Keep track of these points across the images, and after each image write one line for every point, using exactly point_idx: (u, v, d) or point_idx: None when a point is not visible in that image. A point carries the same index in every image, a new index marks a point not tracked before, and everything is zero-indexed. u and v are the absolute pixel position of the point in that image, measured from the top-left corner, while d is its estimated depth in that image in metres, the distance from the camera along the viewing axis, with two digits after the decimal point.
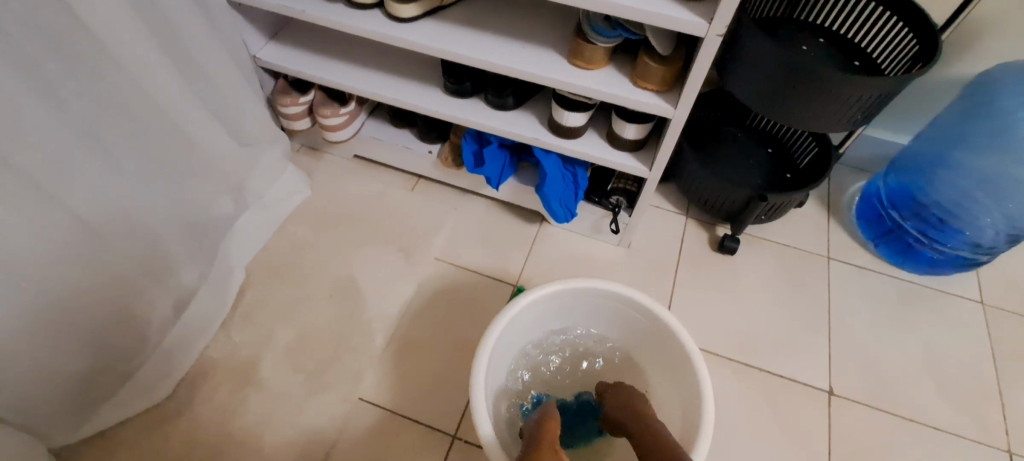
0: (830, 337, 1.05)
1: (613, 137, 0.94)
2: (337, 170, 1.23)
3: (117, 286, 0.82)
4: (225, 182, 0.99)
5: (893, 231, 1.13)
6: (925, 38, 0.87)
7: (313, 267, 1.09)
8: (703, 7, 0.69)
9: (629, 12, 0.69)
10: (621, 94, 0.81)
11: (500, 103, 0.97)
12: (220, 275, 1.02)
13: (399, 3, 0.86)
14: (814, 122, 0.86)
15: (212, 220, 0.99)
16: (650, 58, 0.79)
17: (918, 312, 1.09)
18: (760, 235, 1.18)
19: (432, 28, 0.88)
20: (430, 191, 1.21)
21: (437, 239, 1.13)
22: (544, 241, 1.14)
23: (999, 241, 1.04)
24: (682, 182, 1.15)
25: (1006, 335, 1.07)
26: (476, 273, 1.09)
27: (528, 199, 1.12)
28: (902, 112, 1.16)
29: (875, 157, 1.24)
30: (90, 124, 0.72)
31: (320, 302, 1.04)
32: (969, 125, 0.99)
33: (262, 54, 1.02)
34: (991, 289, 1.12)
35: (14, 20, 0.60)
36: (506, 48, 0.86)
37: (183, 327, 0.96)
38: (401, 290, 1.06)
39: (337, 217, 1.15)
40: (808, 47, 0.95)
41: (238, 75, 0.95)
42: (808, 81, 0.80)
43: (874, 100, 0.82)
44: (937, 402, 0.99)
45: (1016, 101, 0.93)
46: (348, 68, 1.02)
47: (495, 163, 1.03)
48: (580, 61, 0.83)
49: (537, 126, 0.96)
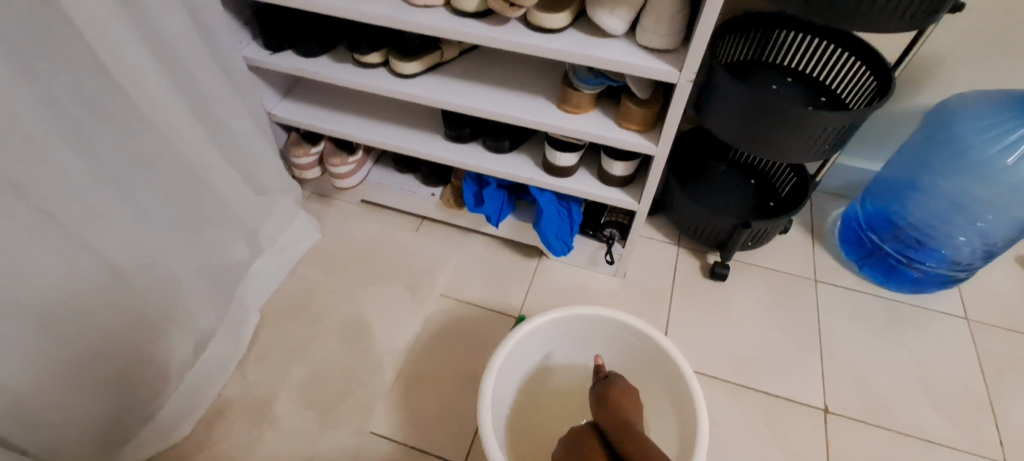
0: (823, 356, 1.09)
1: (603, 174, 1.01)
2: (346, 214, 1.29)
3: (144, 328, 0.88)
4: (240, 230, 1.05)
5: (875, 253, 1.19)
6: (881, 74, 0.95)
7: (325, 307, 1.14)
8: (674, 57, 0.78)
9: (607, 63, 0.78)
10: (607, 135, 0.89)
11: (496, 147, 1.04)
12: (236, 317, 1.06)
13: (402, 61, 0.95)
14: (786, 154, 0.94)
15: (229, 265, 1.04)
16: (631, 101, 0.87)
17: (905, 330, 1.13)
18: (749, 261, 1.24)
19: (433, 82, 0.98)
20: (434, 231, 1.27)
21: (441, 276, 1.19)
22: (543, 275, 1.20)
23: (976, 257, 1.09)
24: (671, 213, 1.22)
25: (992, 348, 1.11)
26: (480, 307, 1.14)
27: (526, 234, 1.18)
28: (872, 141, 1.24)
29: (853, 184, 1.32)
30: (124, 179, 0.80)
31: (331, 340, 1.09)
32: (930, 152, 1.06)
33: (276, 111, 1.12)
34: (974, 304, 1.17)
35: (66, 90, 0.69)
36: (501, 97, 0.95)
37: (202, 368, 1.00)
38: (409, 325, 1.11)
39: (346, 258, 1.21)
40: (776, 86, 1.05)
41: (255, 130, 1.03)
42: (775, 115, 0.88)
43: (839, 131, 0.90)
44: (930, 415, 1.02)
45: (970, 127, 1.00)
46: (356, 120, 1.11)
47: (494, 202, 1.11)
48: (568, 107, 0.91)
49: (532, 166, 1.04)
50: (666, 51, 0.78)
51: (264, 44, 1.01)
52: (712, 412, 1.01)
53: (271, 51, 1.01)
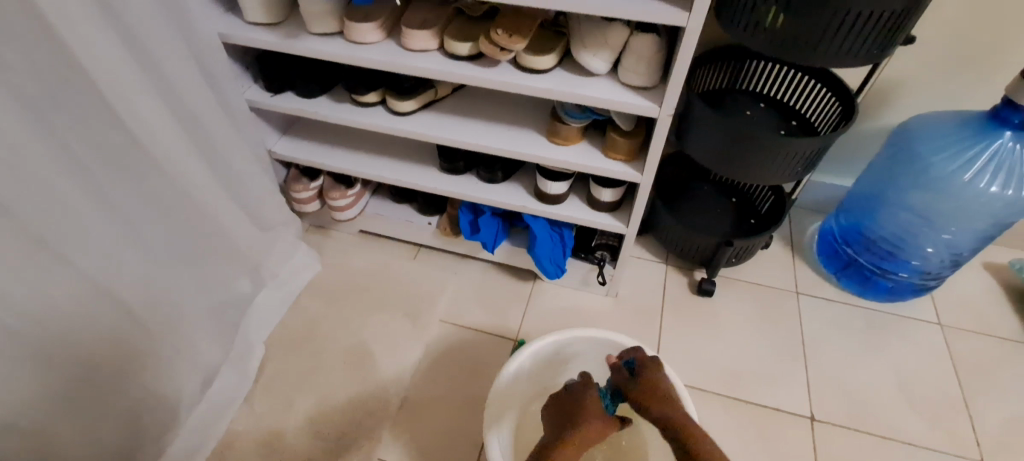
0: (808, 365, 1.14)
1: (592, 200, 1.06)
2: (345, 245, 1.33)
3: (154, 364, 0.90)
4: (244, 264, 1.09)
5: (852, 265, 1.25)
6: (845, 101, 1.03)
7: (327, 337, 1.16)
8: (654, 94, 0.84)
9: (593, 100, 0.83)
10: (595, 165, 0.95)
11: (490, 177, 1.10)
12: (242, 350, 1.09)
13: (399, 100, 1.00)
14: (762, 177, 1.01)
15: (233, 300, 1.07)
16: (616, 133, 0.93)
17: (884, 337, 1.19)
18: (734, 276, 1.29)
19: (428, 118, 1.03)
20: (431, 259, 1.31)
21: (440, 302, 1.23)
22: (539, 297, 1.24)
23: (945, 266, 1.16)
24: (659, 233, 1.27)
25: (965, 352, 1.17)
26: (479, 331, 1.18)
27: (520, 259, 1.23)
28: (843, 159, 1.31)
29: (828, 199, 1.39)
30: (134, 223, 0.84)
31: (335, 369, 1.12)
32: (896, 169, 1.13)
33: (277, 148, 1.16)
34: (947, 311, 1.23)
35: (83, 142, 0.73)
36: (494, 131, 1.00)
37: (209, 401, 1.02)
38: (411, 351, 1.14)
39: (346, 288, 1.25)
40: (750, 112, 1.12)
41: (257, 168, 1.07)
42: (749, 143, 0.95)
43: (810, 154, 0.97)
44: (911, 419, 1.07)
45: (930, 146, 1.07)
46: (355, 155, 1.16)
47: (489, 230, 1.15)
48: (557, 139, 0.97)
49: (524, 194, 1.10)
50: (647, 88, 0.84)
51: (265, 87, 1.06)
52: (706, 425, 1.05)
53: (272, 93, 1.06)
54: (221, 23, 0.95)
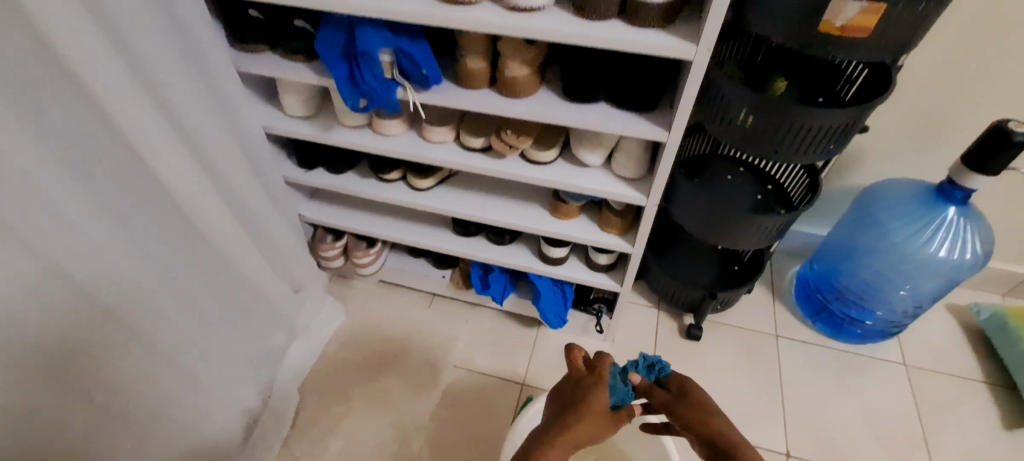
0: (785, 405, 1.28)
1: (590, 262, 1.20)
2: (366, 294, 1.46)
3: (209, 420, 1.03)
4: (280, 322, 1.22)
5: (826, 310, 1.38)
6: (811, 173, 1.15)
7: (355, 384, 1.30)
8: (642, 184, 0.97)
9: (589, 191, 0.97)
10: (592, 237, 1.08)
11: (499, 241, 1.23)
12: (279, 398, 1.22)
13: (419, 178, 1.14)
14: (740, 243, 1.14)
15: (271, 354, 1.20)
16: (610, 211, 1.06)
17: (855, 378, 1.32)
18: (719, 320, 1.42)
19: (445, 192, 1.16)
20: (444, 307, 1.44)
21: (454, 349, 1.36)
22: (543, 343, 1.37)
23: (907, 315, 1.30)
24: (651, 281, 1.40)
25: (926, 391, 1.30)
26: (489, 376, 1.31)
27: (526, 309, 1.36)
28: (820, 212, 1.43)
29: (806, 246, 1.51)
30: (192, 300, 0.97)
31: (362, 414, 1.25)
32: (863, 230, 1.26)
33: (307, 213, 1.29)
34: (912, 352, 1.36)
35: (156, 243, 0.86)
36: (503, 205, 1.14)
37: (253, 446, 1.16)
38: (429, 396, 1.28)
39: (369, 336, 1.38)
40: (730, 176, 1.25)
41: (289, 236, 1.20)
42: (727, 217, 1.09)
43: (780, 226, 1.10)
44: (875, 455, 1.21)
45: (891, 213, 1.20)
46: (377, 218, 1.29)
47: (498, 285, 1.29)
48: (559, 213, 1.10)
49: (529, 255, 1.23)
50: (636, 179, 0.98)
51: (298, 163, 1.19)
52: None
53: (305, 169, 1.19)
54: (264, 115, 1.08)
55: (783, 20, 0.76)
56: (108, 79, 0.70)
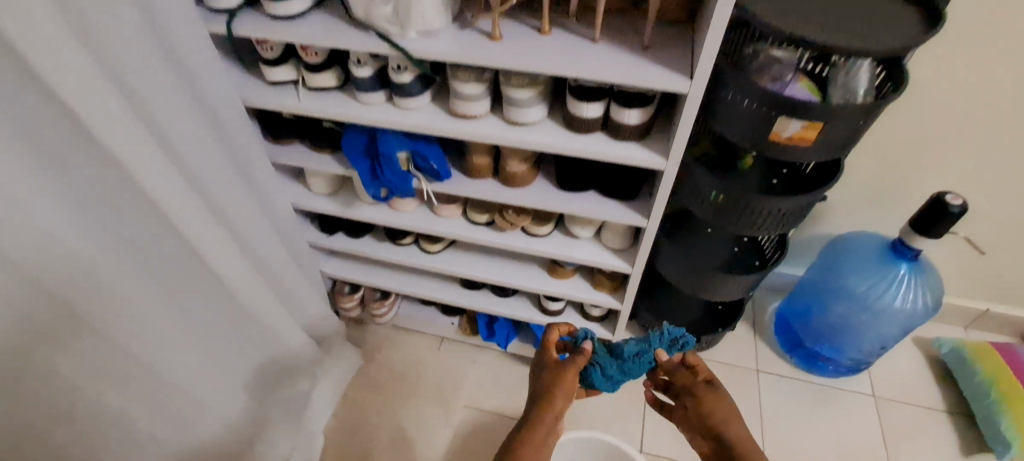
0: (765, 437, 1.41)
1: (585, 311, 1.35)
2: (380, 338, 1.59)
3: None
4: (306, 371, 1.34)
5: (801, 347, 1.51)
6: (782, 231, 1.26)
7: (374, 424, 1.43)
8: (629, 253, 1.11)
9: (581, 260, 1.10)
10: (586, 296, 1.22)
11: (502, 293, 1.37)
12: (307, 441, 1.35)
13: (430, 242, 1.28)
14: (719, 295, 1.27)
15: (299, 402, 1.33)
16: (603, 274, 1.21)
17: (828, 410, 1.45)
18: (706, 356, 1.55)
19: (453, 254, 1.30)
20: (453, 349, 1.57)
21: (463, 389, 1.49)
22: None
23: (875, 352, 1.43)
24: (641, 322, 1.53)
25: (892, 420, 1.43)
26: (496, 414, 1.44)
27: (528, 351, 1.49)
28: (797, 255, 1.55)
29: (785, 283, 1.64)
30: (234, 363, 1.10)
31: (382, 453, 1.39)
32: (830, 278, 1.40)
33: (327, 268, 1.42)
34: (880, 384, 1.50)
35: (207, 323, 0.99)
36: (505, 265, 1.27)
37: None
38: (442, 435, 1.41)
39: (385, 378, 1.51)
40: (710, 229, 1.27)
41: (313, 294, 1.33)
42: (705, 274, 1.22)
43: (753, 281, 1.24)
44: None
45: (854, 264, 1.34)
46: (391, 273, 1.43)
47: (502, 332, 1.44)
48: (555, 274, 1.24)
49: (530, 306, 1.37)
50: (622, 249, 1.11)
51: (320, 228, 1.32)
52: None
53: (326, 233, 1.33)
54: (290, 192, 1.21)
55: (741, 126, 0.90)
56: (185, 212, 0.82)
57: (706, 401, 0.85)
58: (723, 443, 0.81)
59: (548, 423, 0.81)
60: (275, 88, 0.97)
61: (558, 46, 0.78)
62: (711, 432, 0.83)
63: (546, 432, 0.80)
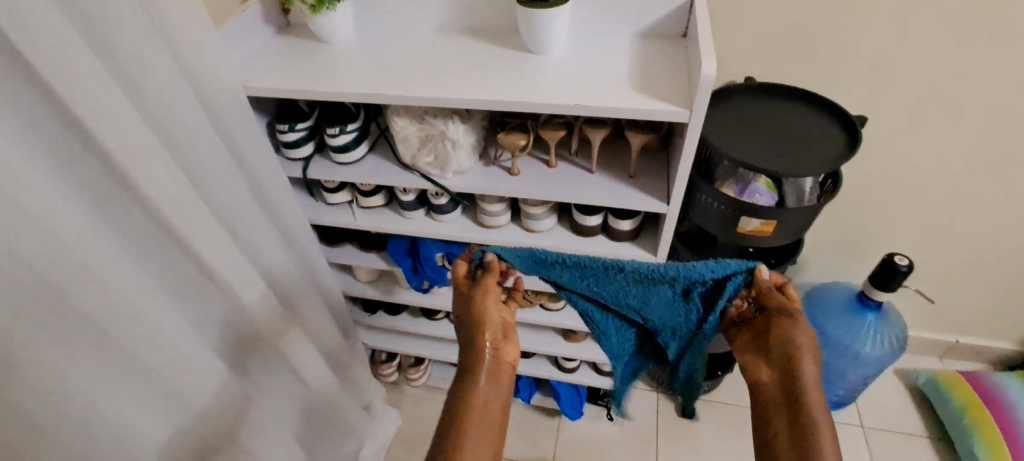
0: None
1: (598, 368, 1.53)
2: (415, 397, 1.77)
3: None
4: (354, 435, 1.52)
5: None
6: None
7: None
8: None
9: None
10: (598, 357, 1.41)
11: (524, 355, 1.57)
12: None
13: None
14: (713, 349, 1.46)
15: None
16: None
17: None
18: (709, 398, 1.72)
19: None
20: None
21: None
22: (565, 430, 1.68)
23: (858, 386, 1.61)
24: None
25: (879, 448, 1.60)
26: None
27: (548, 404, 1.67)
28: None
29: None
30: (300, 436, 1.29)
31: None
32: None
33: (369, 341, 1.62)
34: (868, 415, 1.66)
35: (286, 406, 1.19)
36: (526, 333, 1.47)
37: None
38: None
39: (422, 435, 1.69)
40: None
41: (358, 366, 1.52)
42: None
43: None
44: None
45: (825, 315, 1.52)
46: (425, 342, 1.63)
47: (526, 388, 1.64)
48: (570, 339, 1.44)
49: (549, 366, 1.56)
50: None
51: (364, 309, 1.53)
52: None
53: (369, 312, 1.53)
54: (340, 283, 1.42)
55: (713, 221, 1.10)
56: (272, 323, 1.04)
57: (780, 332, 0.74)
58: (793, 379, 0.71)
59: (485, 388, 0.77)
60: (333, 208, 1.19)
61: (564, 178, 1.00)
62: (782, 361, 0.73)
63: (486, 393, 0.77)
